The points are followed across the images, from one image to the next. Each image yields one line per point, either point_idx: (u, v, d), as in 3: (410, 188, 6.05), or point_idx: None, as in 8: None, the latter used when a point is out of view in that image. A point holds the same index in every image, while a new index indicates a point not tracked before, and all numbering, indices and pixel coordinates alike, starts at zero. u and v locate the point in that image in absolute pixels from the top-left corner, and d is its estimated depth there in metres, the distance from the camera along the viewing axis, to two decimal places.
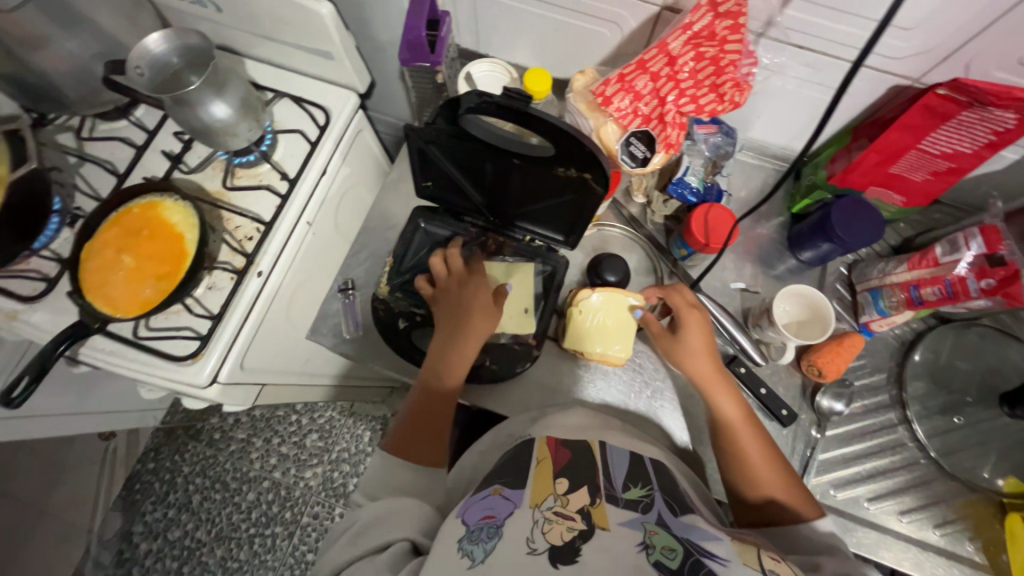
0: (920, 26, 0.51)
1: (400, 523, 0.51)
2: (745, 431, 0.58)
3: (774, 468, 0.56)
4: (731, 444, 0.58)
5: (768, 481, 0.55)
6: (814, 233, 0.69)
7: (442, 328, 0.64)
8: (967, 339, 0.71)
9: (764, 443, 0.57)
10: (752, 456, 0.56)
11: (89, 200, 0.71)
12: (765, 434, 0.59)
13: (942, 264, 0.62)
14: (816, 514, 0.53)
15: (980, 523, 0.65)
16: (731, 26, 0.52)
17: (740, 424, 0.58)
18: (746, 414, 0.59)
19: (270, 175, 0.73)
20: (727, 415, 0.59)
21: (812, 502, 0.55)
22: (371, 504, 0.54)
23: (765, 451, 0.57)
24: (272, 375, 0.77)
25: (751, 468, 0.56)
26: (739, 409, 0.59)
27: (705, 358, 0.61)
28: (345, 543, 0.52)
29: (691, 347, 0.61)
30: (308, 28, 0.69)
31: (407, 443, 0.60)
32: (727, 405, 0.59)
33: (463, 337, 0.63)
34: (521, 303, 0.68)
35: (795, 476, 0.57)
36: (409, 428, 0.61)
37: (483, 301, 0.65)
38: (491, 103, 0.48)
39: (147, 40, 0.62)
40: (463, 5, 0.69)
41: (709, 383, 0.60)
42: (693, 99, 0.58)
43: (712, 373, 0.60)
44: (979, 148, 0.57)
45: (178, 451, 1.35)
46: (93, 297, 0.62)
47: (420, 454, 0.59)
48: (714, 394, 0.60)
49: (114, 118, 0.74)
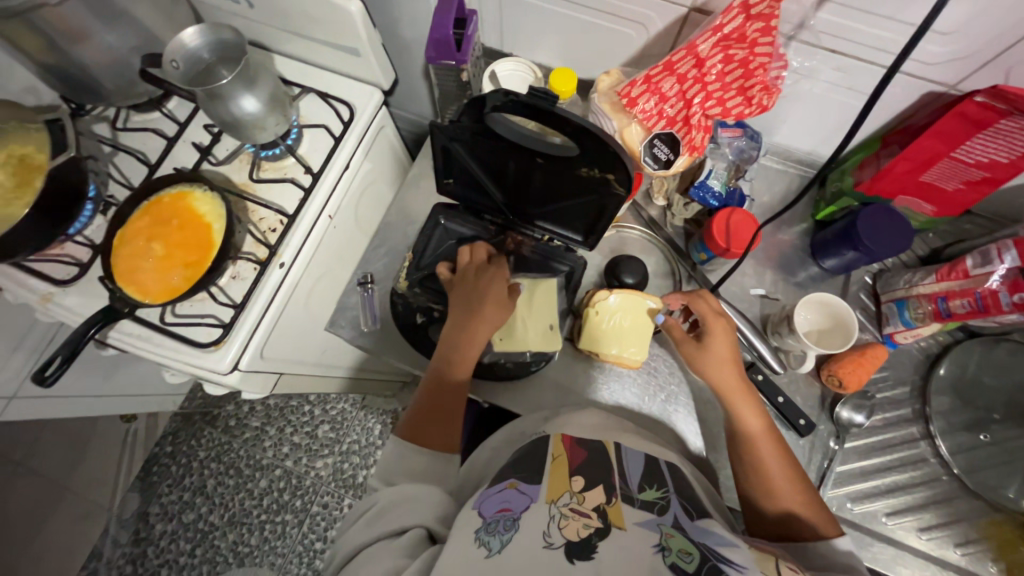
0: (960, 31, 0.50)
1: (414, 511, 0.52)
2: (766, 444, 0.56)
3: (795, 483, 0.54)
4: (752, 455, 0.56)
5: (788, 495, 0.54)
6: (839, 240, 0.68)
7: (453, 316, 0.63)
8: (995, 355, 0.69)
9: (785, 457, 0.56)
10: (772, 469, 0.55)
11: (121, 188, 0.73)
12: (786, 448, 0.57)
13: (972, 276, 0.60)
14: (835, 533, 0.52)
15: (1003, 544, 0.63)
16: (762, 28, 0.51)
17: (761, 436, 0.57)
18: (768, 427, 0.58)
19: (295, 168, 0.75)
20: (749, 427, 0.57)
21: (832, 520, 0.53)
22: (388, 488, 0.55)
23: (786, 465, 0.55)
24: (290, 365, 0.79)
25: (771, 482, 0.55)
26: (761, 421, 0.58)
27: (729, 367, 0.59)
28: (361, 526, 0.53)
29: (715, 355, 0.60)
30: (337, 25, 0.70)
31: (419, 429, 0.61)
32: (750, 417, 0.58)
33: (478, 326, 0.62)
34: (546, 319, 0.66)
35: (815, 492, 0.55)
36: (422, 414, 0.61)
37: (499, 289, 0.64)
38: (516, 102, 0.48)
39: (183, 35, 0.64)
40: (490, 5, 0.70)
41: (732, 393, 0.58)
42: (720, 102, 0.57)
43: (736, 382, 0.59)
44: (1016, 158, 0.55)
45: (194, 436, 1.38)
46: (124, 283, 0.64)
47: (432, 440, 0.60)
48: (736, 404, 0.58)
49: (148, 110, 0.77)
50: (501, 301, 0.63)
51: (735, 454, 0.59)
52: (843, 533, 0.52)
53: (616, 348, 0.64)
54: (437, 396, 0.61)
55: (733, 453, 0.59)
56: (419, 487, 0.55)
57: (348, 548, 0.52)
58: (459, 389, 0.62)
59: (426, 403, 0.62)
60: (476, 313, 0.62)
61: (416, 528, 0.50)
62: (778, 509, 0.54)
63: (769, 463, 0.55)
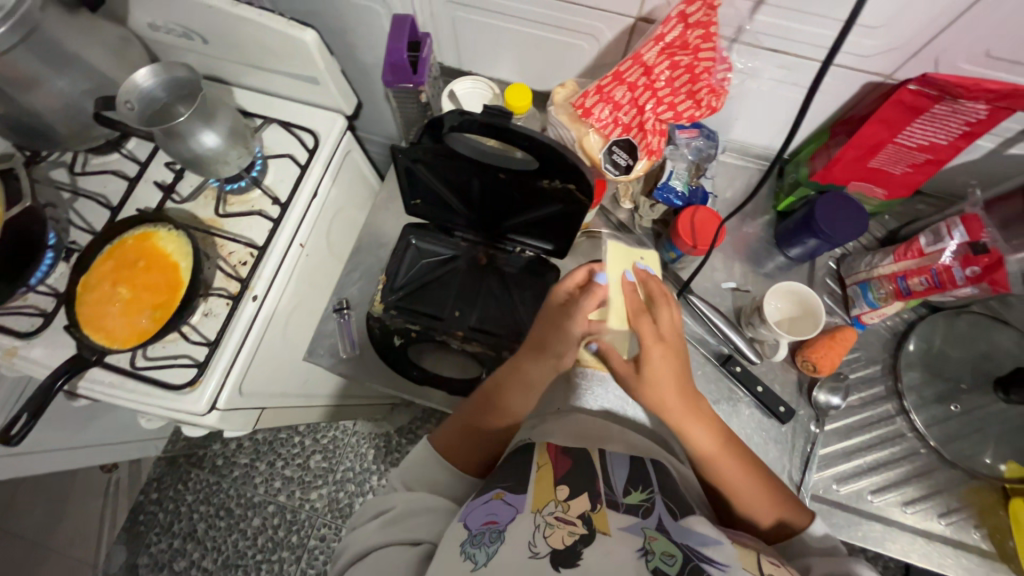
0: (886, 25, 0.53)
1: (419, 526, 0.53)
2: (725, 461, 0.55)
3: (762, 493, 0.54)
4: (714, 474, 0.56)
5: (755, 507, 0.54)
6: (799, 228, 0.70)
7: (532, 346, 0.60)
8: (957, 327, 0.71)
9: (746, 468, 0.55)
10: (734, 483, 0.55)
11: (84, 234, 0.72)
12: (746, 455, 0.57)
13: (926, 254, 0.62)
14: (809, 520, 0.54)
15: (983, 510, 0.65)
16: (703, 34, 0.53)
17: (718, 457, 0.55)
18: (724, 442, 0.56)
19: (261, 200, 0.74)
20: (704, 450, 0.56)
21: (805, 508, 0.55)
22: (405, 493, 0.56)
23: (749, 479, 0.55)
24: (272, 398, 0.77)
25: (736, 497, 0.55)
26: (714, 439, 0.56)
27: (675, 395, 0.55)
28: (374, 528, 0.53)
29: (656, 384, 0.55)
30: (294, 56, 0.71)
31: (453, 446, 0.60)
32: (704, 440, 0.56)
33: (534, 355, 0.59)
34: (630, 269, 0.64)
35: (784, 487, 0.56)
36: (460, 432, 0.61)
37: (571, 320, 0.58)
38: (473, 122, 0.49)
39: (135, 76, 0.63)
40: (444, 25, 0.71)
41: (681, 421, 0.56)
42: (671, 107, 0.59)
43: (681, 408, 0.56)
44: (954, 139, 0.59)
45: (181, 480, 1.33)
46: (91, 331, 0.63)
47: (461, 460, 0.60)
48: (687, 430, 0.56)
49: (106, 152, 0.76)
50: (562, 328, 0.58)
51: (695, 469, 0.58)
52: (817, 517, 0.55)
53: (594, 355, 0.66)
54: (480, 418, 0.60)
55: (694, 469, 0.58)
56: (438, 497, 0.56)
57: (358, 546, 0.52)
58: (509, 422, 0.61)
59: (467, 421, 0.61)
60: (535, 339, 0.60)
61: (426, 542, 0.51)
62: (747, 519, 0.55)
63: (730, 480, 0.55)
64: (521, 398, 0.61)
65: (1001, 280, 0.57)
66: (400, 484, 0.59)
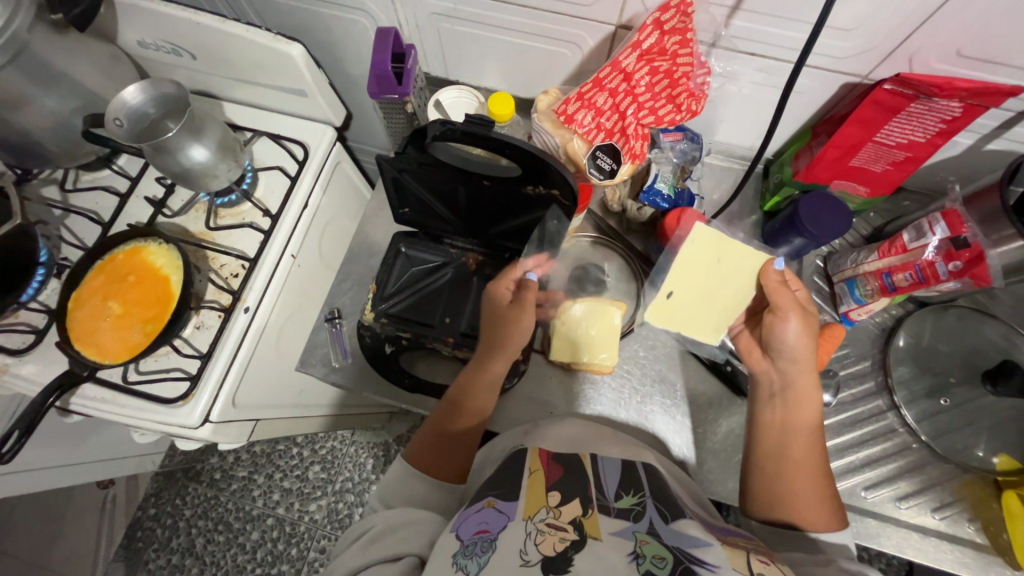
0: (858, 27, 0.54)
1: (413, 534, 0.53)
2: (811, 436, 0.58)
3: (819, 482, 0.55)
4: (792, 446, 0.57)
5: (806, 487, 0.55)
6: (785, 228, 0.70)
7: (483, 353, 0.63)
8: (945, 321, 0.72)
9: (818, 455, 0.57)
10: (802, 460, 0.56)
11: (75, 250, 0.72)
12: (822, 447, 0.58)
13: (910, 250, 0.63)
14: (840, 526, 0.53)
15: (977, 504, 0.65)
16: (680, 41, 0.55)
17: (810, 429, 0.58)
18: (817, 425, 0.59)
19: (252, 213, 0.75)
20: (803, 418, 0.58)
21: (839, 514, 0.55)
22: (385, 512, 0.56)
23: (818, 462, 0.56)
24: (266, 409, 0.78)
25: (800, 471, 0.56)
26: (817, 416, 0.59)
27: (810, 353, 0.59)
28: (366, 540, 0.53)
29: (805, 332, 0.59)
30: (281, 69, 0.72)
31: (426, 454, 0.61)
32: (811, 412, 0.58)
33: (494, 357, 0.62)
34: (727, 267, 0.63)
35: (833, 494, 0.56)
36: (434, 437, 0.62)
37: (510, 314, 0.62)
38: (456, 131, 0.50)
39: (124, 93, 0.64)
40: (429, 36, 0.72)
41: (805, 383, 0.59)
42: (652, 111, 0.61)
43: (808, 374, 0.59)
44: (931, 136, 0.60)
45: (179, 495, 1.32)
46: (82, 346, 0.63)
47: (439, 468, 0.60)
48: (802, 393, 0.58)
49: (97, 168, 0.76)
50: (510, 324, 0.62)
51: (766, 440, 0.58)
52: (845, 525, 0.54)
53: (584, 305, 0.66)
54: (452, 421, 0.62)
55: (766, 441, 0.58)
56: (423, 508, 0.56)
57: (348, 558, 0.52)
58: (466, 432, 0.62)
59: (438, 427, 0.62)
60: (489, 341, 0.63)
61: (410, 556, 0.50)
62: (794, 499, 0.55)
63: (806, 453, 0.57)
64: (487, 398, 0.63)
65: (982, 274, 0.57)
66: (379, 503, 0.59)
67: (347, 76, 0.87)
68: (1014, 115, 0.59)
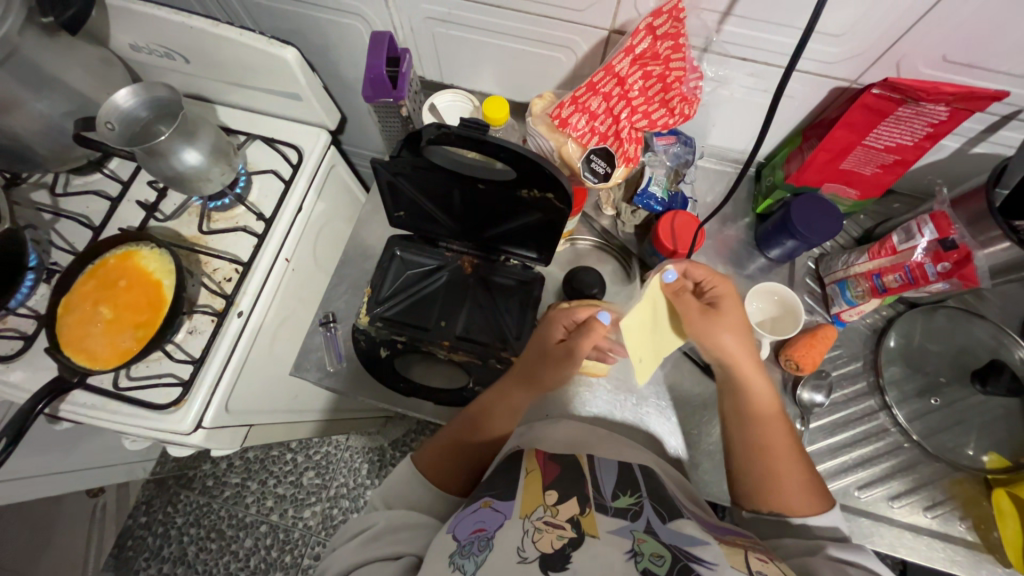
0: (847, 33, 0.55)
1: (407, 538, 0.53)
2: (776, 421, 0.57)
3: (797, 467, 0.56)
4: (763, 434, 0.57)
5: (787, 472, 0.55)
6: (778, 230, 0.71)
7: (516, 383, 0.62)
8: (935, 321, 0.73)
9: (789, 437, 0.57)
10: (777, 447, 0.56)
11: (65, 254, 0.71)
12: (790, 426, 0.59)
13: (899, 252, 0.64)
14: (827, 506, 0.54)
15: (967, 502, 0.66)
16: (673, 46, 0.56)
17: (770, 414, 0.58)
18: (778, 408, 0.59)
19: (246, 216, 0.74)
20: (761, 404, 0.58)
21: (824, 493, 0.56)
22: (386, 511, 0.56)
23: (789, 445, 0.56)
24: (259, 415, 0.77)
25: (775, 462, 0.56)
26: (773, 397, 0.59)
27: (744, 338, 0.58)
28: (361, 543, 0.53)
29: (734, 322, 0.58)
30: (276, 73, 0.72)
31: (434, 461, 0.61)
32: (766, 395, 0.58)
33: (523, 389, 0.61)
34: (648, 306, 0.56)
35: (813, 472, 0.56)
36: (446, 446, 0.62)
37: (552, 352, 0.60)
38: (450, 134, 0.50)
39: (115, 97, 0.64)
40: (423, 40, 0.72)
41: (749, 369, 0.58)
42: (646, 115, 0.61)
43: (750, 361, 0.58)
44: (919, 140, 0.61)
45: (171, 503, 1.31)
46: (72, 351, 0.62)
47: (443, 479, 0.60)
48: (753, 378, 0.58)
49: (88, 172, 0.75)
50: (551, 364, 0.60)
51: (740, 433, 0.59)
52: (832, 506, 0.55)
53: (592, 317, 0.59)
54: (466, 435, 0.62)
55: (739, 434, 0.59)
56: (419, 513, 0.56)
57: (341, 562, 0.52)
58: (483, 449, 0.62)
59: (452, 441, 0.62)
60: (523, 371, 0.61)
61: (409, 555, 0.51)
62: (774, 487, 0.55)
63: (778, 440, 0.56)
64: (506, 422, 0.62)
65: (971, 275, 0.58)
66: (377, 504, 0.59)
67: (342, 80, 0.87)
68: (1000, 118, 0.60)
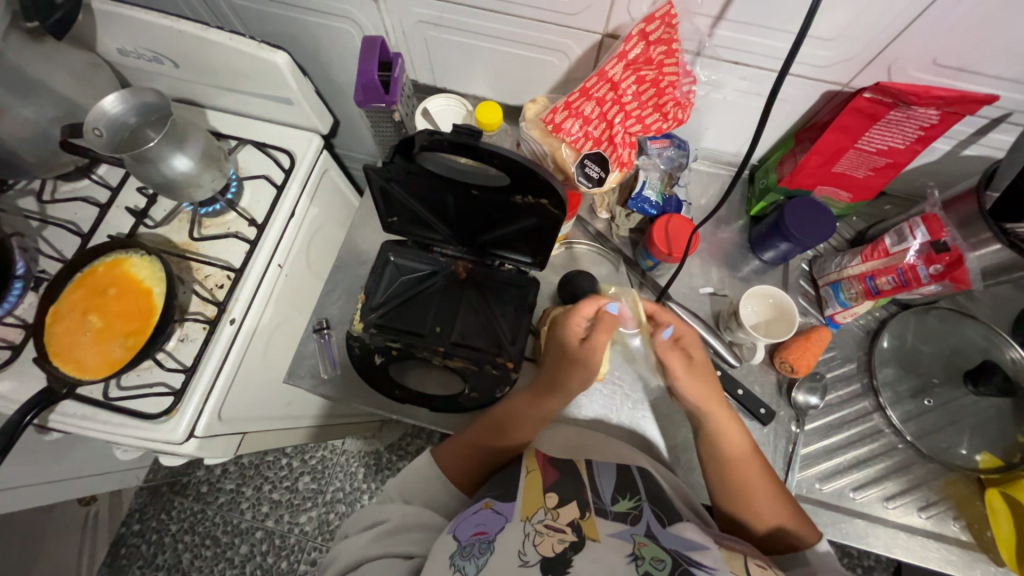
0: (839, 38, 0.56)
1: (412, 541, 0.54)
2: (751, 462, 0.59)
3: (777, 504, 0.57)
4: (738, 475, 0.59)
5: (769, 509, 0.57)
6: (771, 233, 0.72)
7: (544, 388, 0.63)
8: (927, 322, 0.73)
9: (766, 475, 0.59)
10: (756, 486, 0.58)
11: (54, 262, 0.70)
12: (766, 464, 0.60)
13: (892, 254, 0.64)
14: (816, 537, 0.55)
15: (961, 502, 0.67)
16: (666, 51, 0.56)
17: (745, 457, 0.59)
18: (751, 445, 0.61)
19: (237, 222, 0.73)
20: (733, 447, 0.60)
21: (811, 525, 0.57)
22: (403, 507, 0.58)
23: (767, 482, 0.58)
24: (253, 423, 0.76)
25: (757, 498, 0.57)
26: (744, 439, 0.61)
27: (711, 383, 0.62)
28: (365, 541, 0.54)
29: (700, 369, 0.63)
30: (267, 78, 0.71)
31: (452, 459, 0.62)
32: (736, 438, 0.60)
33: (551, 394, 0.62)
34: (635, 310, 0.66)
35: (795, 505, 0.58)
36: (466, 449, 0.61)
37: (574, 352, 0.62)
38: (442, 141, 0.49)
39: (103, 103, 0.63)
40: (416, 44, 0.72)
41: (716, 414, 0.61)
42: (640, 120, 0.61)
43: (716, 405, 0.62)
44: (911, 143, 0.62)
45: (165, 509, 1.29)
46: (61, 361, 0.61)
47: (459, 475, 0.61)
48: (723, 421, 0.61)
49: (77, 178, 0.74)
50: (575, 365, 0.62)
51: (717, 477, 0.60)
52: (821, 535, 0.57)
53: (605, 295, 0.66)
54: (485, 436, 0.61)
55: (717, 478, 0.60)
56: (416, 522, 0.56)
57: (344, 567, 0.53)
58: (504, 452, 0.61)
59: (473, 443, 0.61)
60: (551, 378, 0.63)
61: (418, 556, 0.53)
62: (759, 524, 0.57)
63: (756, 479, 0.58)
64: (531, 429, 0.62)
65: (961, 277, 0.58)
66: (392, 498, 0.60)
67: (334, 83, 0.86)
68: (990, 121, 0.61)
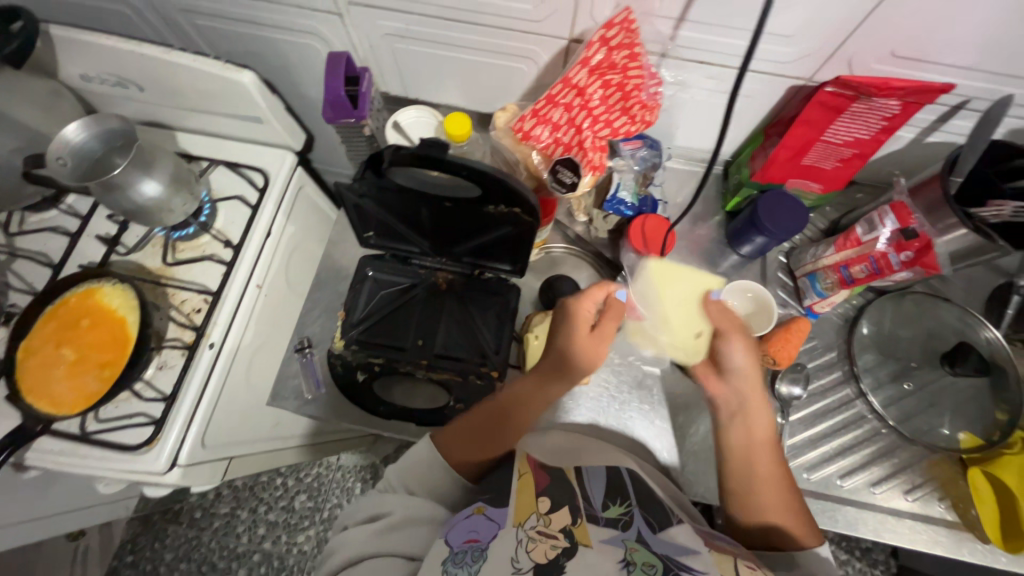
0: (798, 34, 0.56)
1: (409, 538, 0.52)
2: (767, 453, 0.58)
3: (784, 498, 0.56)
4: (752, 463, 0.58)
5: (771, 503, 0.56)
6: (746, 227, 0.73)
7: (550, 372, 0.61)
8: (903, 307, 0.75)
9: (779, 471, 0.58)
10: (766, 477, 0.57)
11: (24, 295, 0.68)
12: (784, 459, 0.59)
13: (863, 243, 0.65)
14: (816, 541, 0.54)
15: (945, 482, 0.68)
16: (628, 55, 0.56)
17: (764, 445, 0.59)
18: (773, 437, 0.60)
19: (212, 244, 0.72)
20: (756, 433, 0.59)
21: (813, 529, 0.55)
22: (406, 500, 0.56)
23: (777, 477, 0.57)
24: (239, 447, 0.75)
25: (760, 487, 0.57)
26: (770, 430, 0.60)
27: (755, 368, 0.61)
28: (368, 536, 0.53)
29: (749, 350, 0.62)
30: (235, 98, 0.70)
31: (453, 445, 0.59)
32: (762, 426, 0.60)
33: (557, 378, 0.61)
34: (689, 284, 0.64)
35: (801, 506, 0.57)
36: (470, 436, 0.59)
37: (583, 337, 0.60)
38: (408, 154, 0.49)
39: (65, 131, 0.61)
40: (384, 58, 0.72)
41: (750, 397, 0.60)
42: (608, 124, 0.62)
43: (755, 389, 0.61)
44: (876, 133, 0.63)
45: (158, 538, 1.27)
46: (33, 398, 0.60)
47: (460, 462, 0.58)
48: (754, 405, 0.60)
49: (45, 209, 0.73)
50: (583, 350, 0.60)
51: (731, 461, 0.60)
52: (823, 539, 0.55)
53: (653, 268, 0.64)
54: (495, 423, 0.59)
55: (729, 462, 0.60)
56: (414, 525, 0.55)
57: None
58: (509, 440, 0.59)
59: (477, 429, 0.59)
60: (557, 362, 0.61)
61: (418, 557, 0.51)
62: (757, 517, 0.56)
63: (770, 470, 0.57)
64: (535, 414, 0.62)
65: (931, 262, 0.59)
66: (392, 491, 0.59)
67: (305, 99, 0.86)
68: (949, 109, 0.62)
